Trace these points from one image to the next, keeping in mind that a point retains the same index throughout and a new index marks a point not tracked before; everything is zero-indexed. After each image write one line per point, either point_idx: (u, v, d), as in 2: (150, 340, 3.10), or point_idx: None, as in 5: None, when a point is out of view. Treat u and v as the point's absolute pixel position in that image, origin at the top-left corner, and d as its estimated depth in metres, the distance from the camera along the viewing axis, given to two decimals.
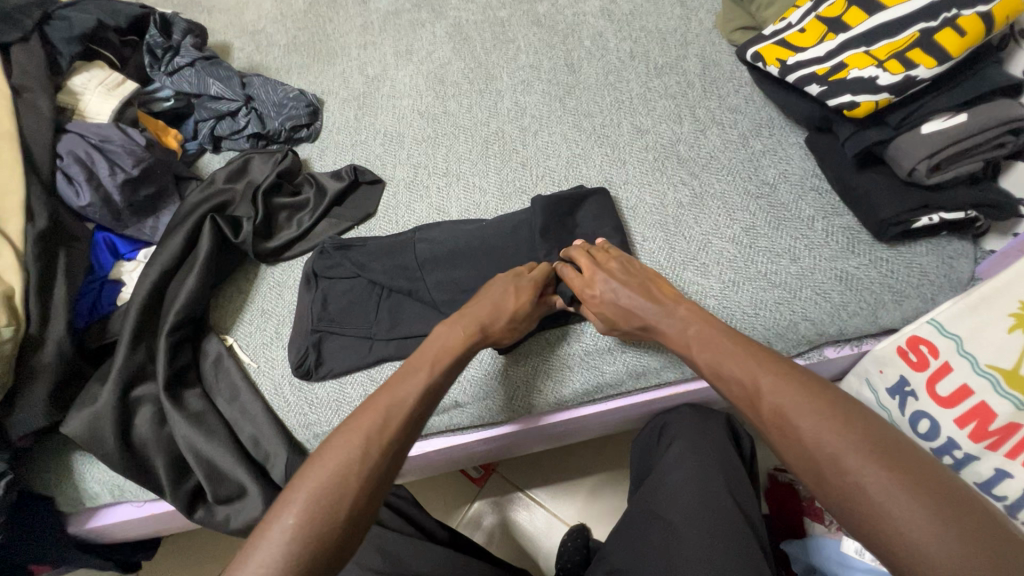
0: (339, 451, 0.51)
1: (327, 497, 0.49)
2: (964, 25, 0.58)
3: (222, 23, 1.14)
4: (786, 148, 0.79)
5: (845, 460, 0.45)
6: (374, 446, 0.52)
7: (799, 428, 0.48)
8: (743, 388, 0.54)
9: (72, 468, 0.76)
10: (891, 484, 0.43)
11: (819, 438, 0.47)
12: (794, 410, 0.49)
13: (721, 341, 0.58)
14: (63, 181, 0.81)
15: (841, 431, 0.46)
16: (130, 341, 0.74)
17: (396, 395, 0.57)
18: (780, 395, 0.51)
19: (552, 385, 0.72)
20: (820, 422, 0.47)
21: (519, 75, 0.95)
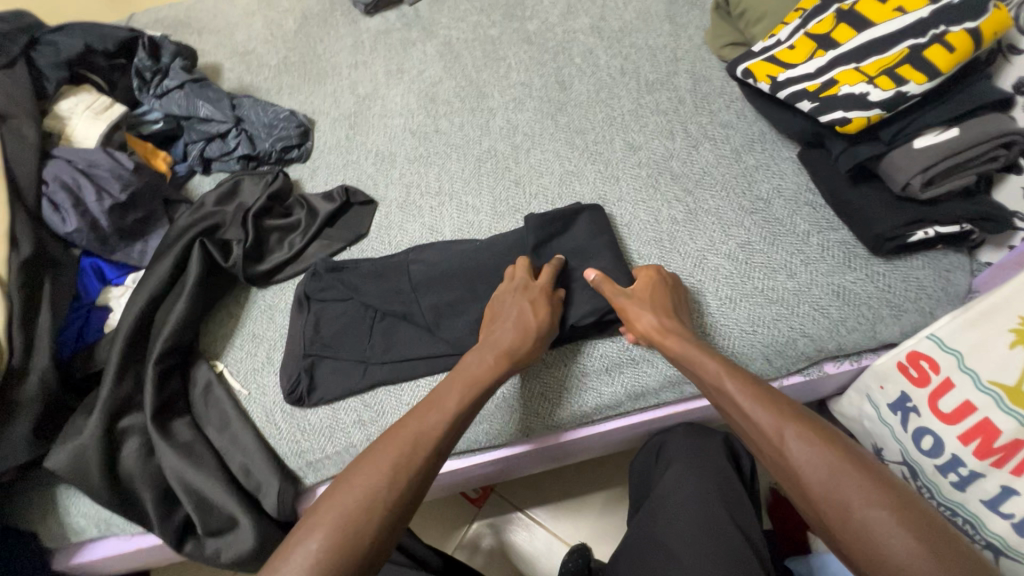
0: (368, 479, 0.55)
1: (344, 531, 0.52)
2: (952, 41, 0.58)
3: (213, 44, 1.14)
4: (779, 163, 0.79)
5: (859, 508, 0.49)
6: (397, 470, 0.56)
7: (816, 483, 0.51)
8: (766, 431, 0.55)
9: (58, 501, 0.74)
10: (897, 525, 0.47)
11: (840, 490, 0.50)
12: (823, 464, 0.51)
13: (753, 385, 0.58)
14: (49, 208, 0.80)
15: (859, 485, 0.50)
16: (116, 371, 0.73)
17: (425, 422, 0.59)
18: (804, 447, 0.52)
19: (561, 405, 0.71)
20: (840, 474, 0.51)
21: (510, 93, 0.95)
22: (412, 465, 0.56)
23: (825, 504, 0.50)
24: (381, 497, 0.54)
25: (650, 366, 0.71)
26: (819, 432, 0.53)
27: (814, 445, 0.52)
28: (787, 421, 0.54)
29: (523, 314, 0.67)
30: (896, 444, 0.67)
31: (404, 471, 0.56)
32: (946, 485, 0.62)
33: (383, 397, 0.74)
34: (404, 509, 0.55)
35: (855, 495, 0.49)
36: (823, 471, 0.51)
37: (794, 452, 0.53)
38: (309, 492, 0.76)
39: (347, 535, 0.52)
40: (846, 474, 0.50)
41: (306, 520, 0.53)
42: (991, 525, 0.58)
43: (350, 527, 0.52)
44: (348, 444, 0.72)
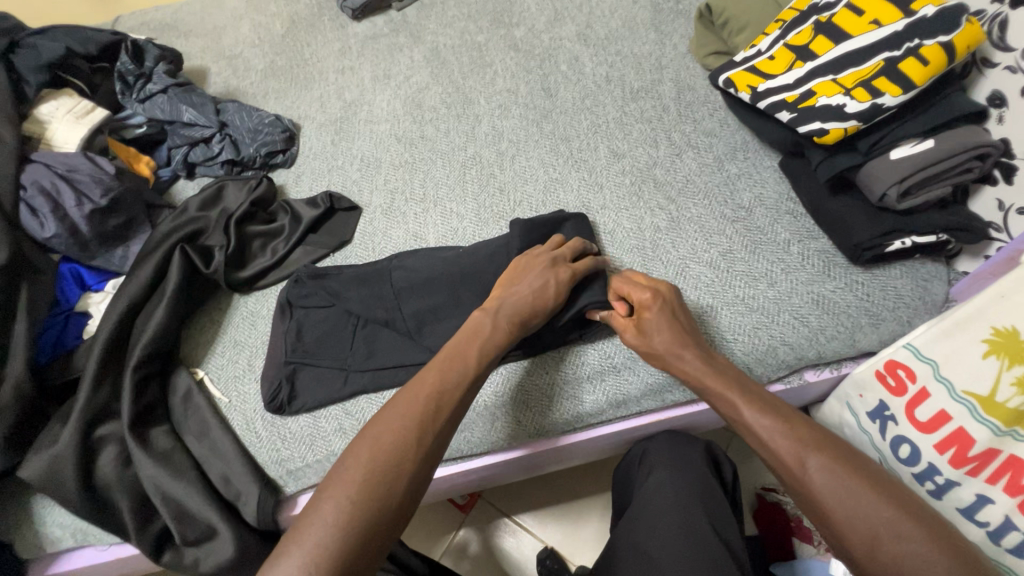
0: (394, 436, 0.54)
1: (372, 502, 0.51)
2: (926, 54, 0.59)
3: (198, 48, 1.14)
4: (761, 171, 0.80)
5: (886, 533, 0.49)
6: (414, 436, 0.55)
7: (842, 513, 0.51)
8: (787, 460, 0.54)
9: (33, 511, 0.73)
10: (927, 555, 0.47)
11: (868, 521, 0.50)
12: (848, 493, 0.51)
13: (769, 408, 0.58)
14: (27, 213, 0.79)
15: (886, 513, 0.50)
16: (93, 379, 0.72)
17: (444, 381, 0.59)
18: (826, 475, 0.52)
19: (565, 402, 0.71)
20: (865, 501, 0.51)
21: (496, 100, 0.95)
22: (432, 430, 0.56)
23: (851, 533, 0.50)
24: (406, 459, 0.54)
25: (631, 375, 0.71)
26: (840, 459, 0.53)
27: (836, 473, 0.52)
28: (807, 447, 0.54)
29: (545, 286, 0.67)
30: (874, 453, 0.67)
31: (424, 430, 0.55)
32: (923, 494, 0.62)
33: (364, 406, 0.73)
34: (425, 474, 0.54)
35: (883, 523, 0.50)
36: (847, 500, 0.51)
37: (819, 477, 0.52)
38: (290, 500, 0.75)
39: (375, 492, 0.51)
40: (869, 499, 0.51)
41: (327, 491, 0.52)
42: (968, 533, 0.58)
43: (378, 487, 0.52)
44: (329, 453, 0.72)
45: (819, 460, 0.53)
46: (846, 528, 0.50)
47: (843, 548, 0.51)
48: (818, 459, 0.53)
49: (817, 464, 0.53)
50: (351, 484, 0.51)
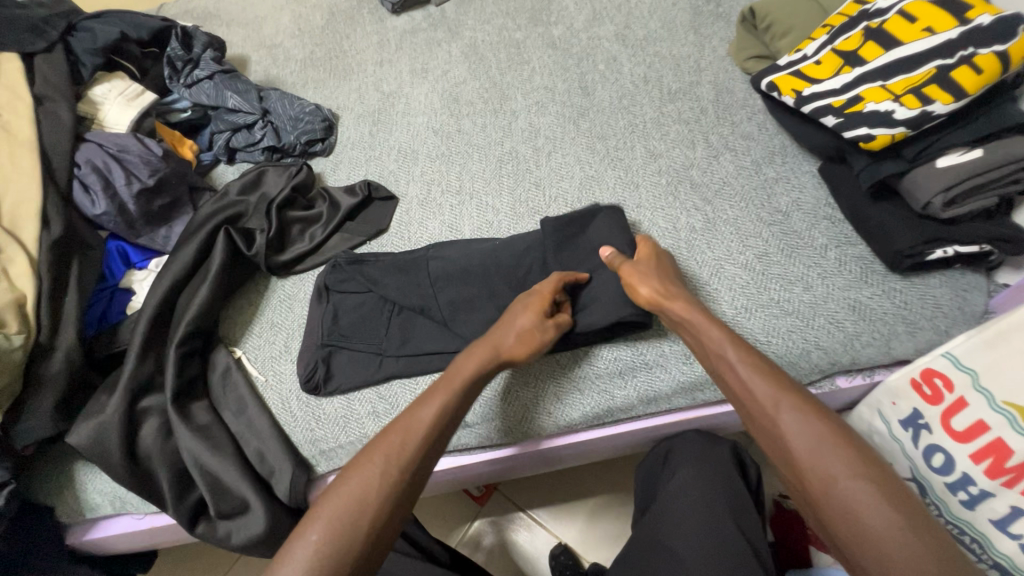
0: (363, 472, 0.56)
1: (339, 529, 0.53)
2: (981, 63, 0.59)
3: (241, 36, 1.16)
4: (799, 176, 0.80)
5: (868, 515, 0.49)
6: (379, 459, 0.57)
7: (806, 451, 0.53)
8: (762, 405, 0.57)
9: (75, 477, 0.75)
10: (876, 497, 0.50)
11: (822, 458, 0.53)
12: (832, 471, 0.52)
13: (758, 362, 0.60)
14: (80, 190, 0.82)
15: (842, 455, 0.52)
16: (139, 352, 0.74)
17: (417, 415, 0.60)
18: (796, 422, 0.55)
19: (565, 402, 0.72)
20: (829, 452, 0.53)
21: (533, 97, 0.96)
22: (396, 465, 0.57)
23: (808, 471, 0.53)
24: (371, 494, 0.55)
25: (663, 372, 0.71)
26: (813, 411, 0.56)
27: (806, 420, 0.55)
28: (781, 397, 0.57)
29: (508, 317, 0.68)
30: (906, 460, 0.67)
31: (391, 464, 0.57)
32: (956, 503, 0.62)
33: (397, 391, 0.75)
34: (393, 492, 0.56)
35: (838, 463, 0.52)
36: (834, 481, 0.51)
37: (792, 421, 0.55)
38: (321, 480, 0.77)
39: (342, 526, 0.53)
40: (853, 479, 0.51)
41: (307, 521, 0.55)
42: (1000, 545, 0.58)
43: (342, 521, 0.54)
44: (362, 435, 0.73)
45: (798, 422, 0.55)
46: (805, 469, 0.53)
47: (802, 490, 0.54)
48: (793, 416, 0.55)
49: (794, 423, 0.55)
50: (316, 530, 0.53)
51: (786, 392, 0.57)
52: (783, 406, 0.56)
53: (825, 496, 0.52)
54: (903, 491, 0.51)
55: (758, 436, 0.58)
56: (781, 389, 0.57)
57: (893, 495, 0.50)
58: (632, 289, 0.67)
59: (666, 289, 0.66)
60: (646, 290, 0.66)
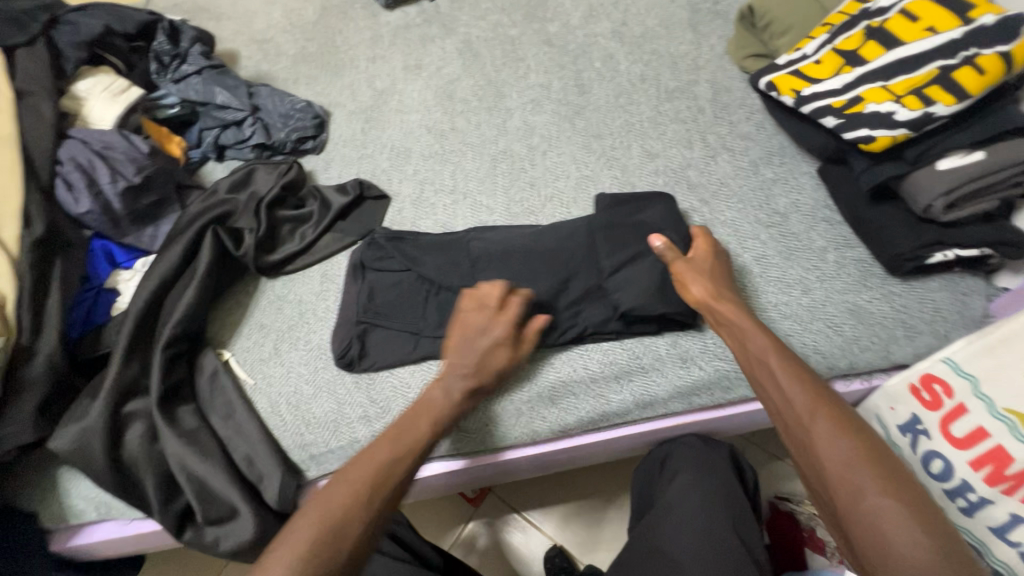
0: (343, 503, 0.53)
1: (319, 551, 0.50)
2: (983, 63, 0.58)
3: (231, 31, 1.14)
4: (798, 177, 0.79)
5: (896, 532, 0.47)
6: (365, 488, 0.54)
7: (836, 462, 0.52)
8: (797, 413, 0.56)
9: (58, 483, 0.73)
10: (904, 516, 0.47)
11: (855, 473, 0.51)
12: (862, 483, 0.50)
13: (800, 370, 0.59)
14: (62, 188, 0.79)
15: (875, 471, 0.50)
16: (123, 355, 0.72)
17: (399, 449, 0.58)
18: (830, 432, 0.53)
19: (559, 408, 0.71)
20: (860, 466, 0.51)
21: (528, 94, 0.95)
22: (381, 497, 0.55)
23: (836, 483, 0.51)
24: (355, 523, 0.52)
25: (660, 376, 0.70)
26: (851, 423, 0.54)
27: (840, 432, 0.53)
28: (818, 406, 0.55)
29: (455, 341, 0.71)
30: None
31: (375, 498, 0.54)
32: (953, 510, 0.61)
33: (389, 395, 0.73)
34: (377, 530, 0.54)
35: (868, 478, 0.50)
36: (863, 493, 0.50)
37: (827, 433, 0.53)
38: (311, 484, 0.76)
39: (318, 556, 0.50)
40: (882, 495, 0.49)
41: (286, 536, 0.51)
42: (999, 552, 0.58)
43: (322, 551, 0.50)
44: (353, 440, 0.72)
45: (834, 434, 0.53)
46: (833, 480, 0.51)
47: (830, 503, 0.52)
48: (829, 427, 0.54)
49: (828, 434, 0.53)
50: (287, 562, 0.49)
51: (825, 403, 0.55)
52: (819, 416, 0.55)
53: (850, 509, 0.50)
54: (934, 515, 0.48)
55: (789, 445, 0.57)
56: (819, 399, 0.55)
57: (922, 516, 0.47)
58: (682, 288, 0.68)
59: (717, 292, 0.67)
60: (696, 291, 0.67)
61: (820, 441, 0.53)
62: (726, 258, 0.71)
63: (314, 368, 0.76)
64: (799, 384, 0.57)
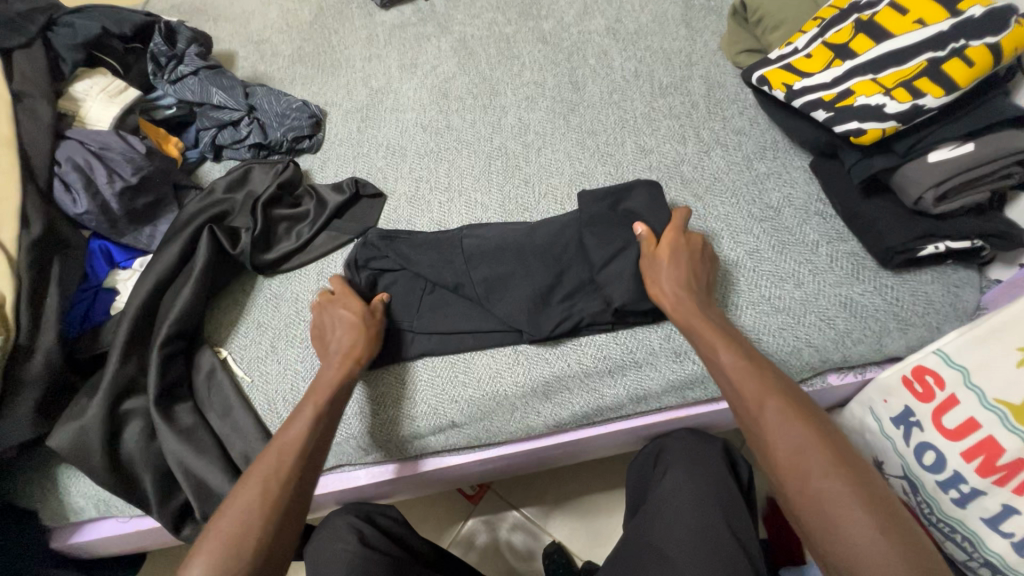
0: (244, 497, 0.58)
1: (227, 546, 0.55)
2: (972, 55, 0.58)
3: (228, 31, 1.15)
4: (791, 172, 0.79)
5: (844, 517, 0.49)
6: (264, 481, 0.59)
7: (785, 451, 0.53)
8: (748, 404, 0.57)
9: (58, 481, 0.74)
10: (851, 499, 0.49)
11: (803, 459, 0.52)
12: (817, 471, 0.51)
13: (750, 359, 0.59)
14: (60, 189, 0.80)
15: (823, 455, 0.52)
16: (121, 353, 0.73)
17: (287, 436, 0.62)
18: (779, 421, 0.54)
19: (553, 402, 0.71)
20: (808, 453, 0.52)
21: (522, 92, 0.95)
22: (274, 484, 0.59)
23: (784, 472, 0.53)
24: (254, 515, 0.56)
25: (653, 370, 0.71)
26: (797, 409, 0.55)
27: (788, 420, 0.54)
28: (768, 395, 0.56)
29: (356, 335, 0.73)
30: (896, 458, 0.67)
31: (268, 487, 0.58)
32: (947, 501, 0.62)
33: (384, 391, 0.73)
34: (277, 514, 0.57)
35: (817, 463, 0.52)
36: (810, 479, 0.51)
37: (778, 422, 0.54)
38: None
39: (226, 548, 0.55)
40: (829, 479, 0.51)
41: (199, 543, 0.56)
42: (992, 543, 0.58)
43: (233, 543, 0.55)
44: (349, 436, 0.73)
45: (782, 422, 0.54)
46: (782, 468, 0.53)
47: (780, 490, 0.54)
48: (776, 415, 0.55)
49: (777, 423, 0.54)
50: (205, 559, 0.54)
51: (772, 391, 0.56)
52: (767, 405, 0.56)
53: (800, 495, 0.52)
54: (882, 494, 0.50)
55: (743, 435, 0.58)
56: (768, 387, 0.57)
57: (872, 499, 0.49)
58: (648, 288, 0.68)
59: (675, 283, 0.66)
60: (659, 287, 0.67)
61: (769, 430, 0.54)
62: (693, 242, 0.70)
63: (311, 365, 0.77)
64: (747, 374, 0.58)
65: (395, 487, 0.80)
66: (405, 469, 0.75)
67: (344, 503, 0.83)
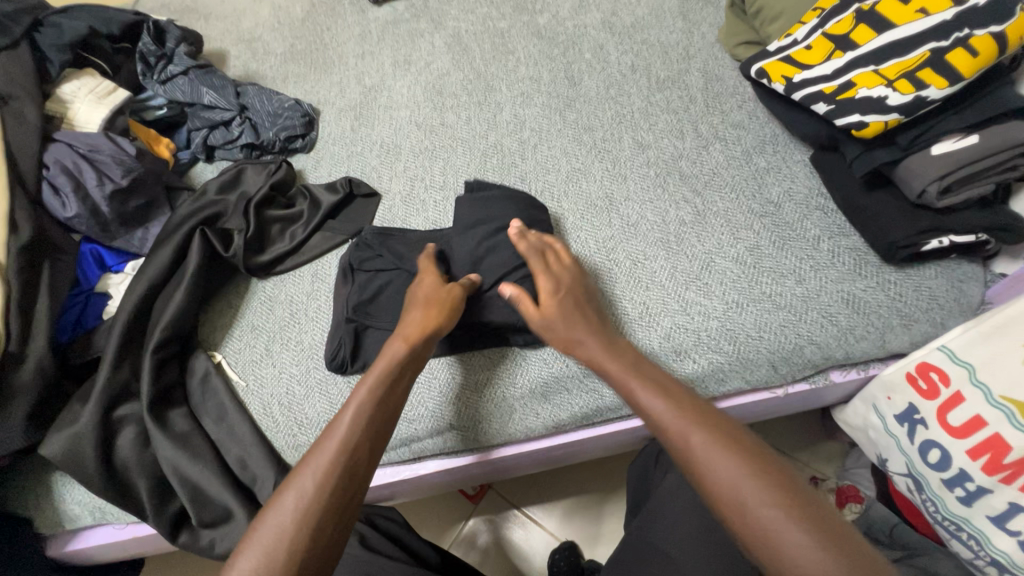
0: (293, 499, 0.51)
1: (275, 551, 0.48)
2: (976, 45, 0.57)
3: (218, 30, 1.13)
4: (791, 166, 0.77)
5: (793, 546, 0.43)
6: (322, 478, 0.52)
7: (719, 479, 0.48)
8: (674, 434, 0.52)
9: (53, 489, 0.73)
10: (793, 526, 0.44)
11: (739, 487, 0.47)
12: (751, 498, 0.46)
13: (665, 385, 0.57)
14: (49, 192, 0.79)
15: (758, 480, 0.47)
16: (114, 360, 0.72)
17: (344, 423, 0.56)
18: (704, 447, 0.50)
19: (553, 403, 0.70)
20: (743, 478, 0.47)
21: (518, 88, 0.93)
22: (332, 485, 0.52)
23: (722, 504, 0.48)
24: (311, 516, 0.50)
25: None
26: (723, 433, 0.51)
27: (713, 445, 0.49)
28: (689, 420, 0.52)
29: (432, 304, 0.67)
30: (902, 455, 0.67)
31: (329, 486, 0.52)
32: (953, 499, 0.62)
33: None
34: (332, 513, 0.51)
35: (751, 490, 0.46)
36: (747, 507, 0.46)
37: (709, 456, 0.49)
38: None
39: (275, 558, 0.48)
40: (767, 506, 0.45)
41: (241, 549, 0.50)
42: (998, 542, 0.58)
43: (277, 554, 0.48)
44: None
45: (709, 448, 0.49)
46: (722, 501, 0.48)
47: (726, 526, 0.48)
48: (703, 439, 0.50)
49: (706, 448, 0.50)
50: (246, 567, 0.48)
51: (694, 415, 0.52)
52: (690, 429, 0.51)
53: (746, 528, 0.46)
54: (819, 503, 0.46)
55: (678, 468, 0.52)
56: (688, 412, 0.53)
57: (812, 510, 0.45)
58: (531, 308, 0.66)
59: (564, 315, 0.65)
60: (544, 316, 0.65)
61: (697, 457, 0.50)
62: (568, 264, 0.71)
63: (306, 368, 0.76)
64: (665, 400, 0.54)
65: (394, 490, 0.80)
66: (403, 472, 0.74)
67: None
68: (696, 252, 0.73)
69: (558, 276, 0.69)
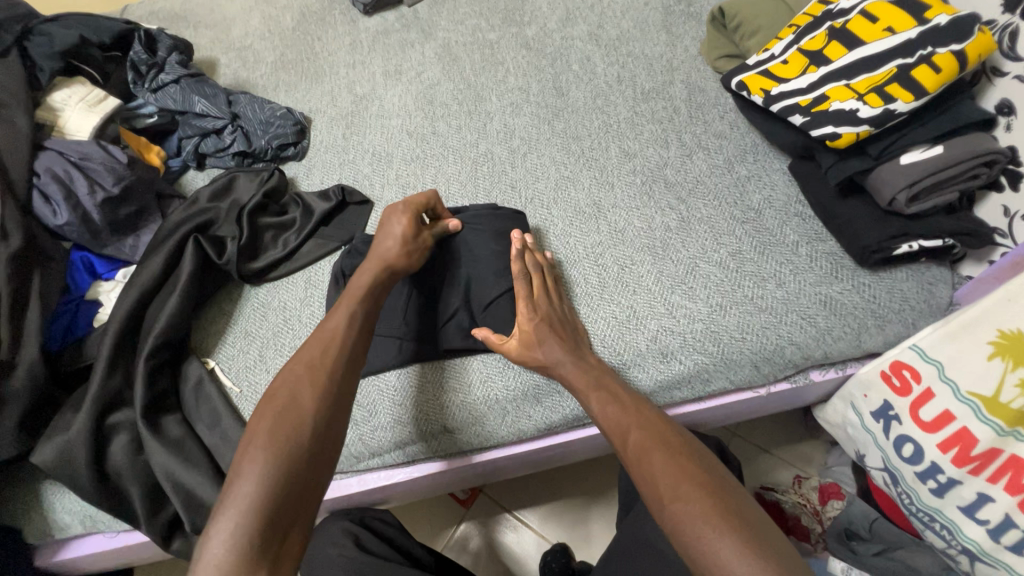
0: (293, 387, 0.57)
1: (285, 426, 0.54)
2: (939, 62, 0.61)
3: (209, 38, 1.14)
4: (770, 174, 0.81)
5: (702, 531, 0.49)
6: (313, 370, 0.59)
7: (648, 473, 0.55)
8: (619, 433, 0.59)
9: (43, 498, 0.73)
10: (701, 514, 0.50)
11: (663, 478, 0.54)
12: (670, 490, 0.52)
13: (616, 389, 0.63)
14: (40, 200, 0.79)
15: (681, 472, 0.54)
16: (106, 367, 0.72)
17: (330, 325, 0.63)
18: (638, 444, 0.57)
19: (545, 405, 0.72)
20: (665, 469, 0.54)
21: (507, 97, 0.96)
22: (323, 373, 0.59)
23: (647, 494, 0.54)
24: (308, 400, 0.57)
25: (641, 372, 0.71)
26: (658, 434, 0.58)
27: (646, 443, 0.57)
28: (630, 421, 0.60)
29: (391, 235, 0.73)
30: (878, 451, 0.70)
31: (318, 378, 0.58)
32: (925, 491, 0.65)
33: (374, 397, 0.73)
34: (329, 394, 0.58)
35: (670, 482, 0.53)
36: (663, 500, 0.52)
37: (642, 451, 0.57)
38: None
39: (284, 433, 0.54)
40: (680, 495, 0.52)
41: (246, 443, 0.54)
42: (967, 531, 0.62)
43: (284, 428, 0.54)
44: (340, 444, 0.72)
45: (643, 445, 0.57)
46: (647, 491, 0.54)
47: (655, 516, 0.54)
48: (638, 438, 0.58)
49: (642, 445, 0.57)
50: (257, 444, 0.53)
51: (636, 419, 0.60)
52: (631, 428, 0.59)
53: (665, 514, 0.52)
54: (736, 504, 0.51)
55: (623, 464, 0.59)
56: (631, 415, 0.60)
57: (724, 512, 0.50)
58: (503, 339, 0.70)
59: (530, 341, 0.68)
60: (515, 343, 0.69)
61: (632, 453, 0.57)
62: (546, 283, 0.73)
63: None
64: (611, 404, 0.61)
65: (386, 493, 0.80)
66: (397, 475, 0.75)
67: (338, 510, 0.83)
68: (681, 258, 0.76)
69: (540, 303, 0.71)
